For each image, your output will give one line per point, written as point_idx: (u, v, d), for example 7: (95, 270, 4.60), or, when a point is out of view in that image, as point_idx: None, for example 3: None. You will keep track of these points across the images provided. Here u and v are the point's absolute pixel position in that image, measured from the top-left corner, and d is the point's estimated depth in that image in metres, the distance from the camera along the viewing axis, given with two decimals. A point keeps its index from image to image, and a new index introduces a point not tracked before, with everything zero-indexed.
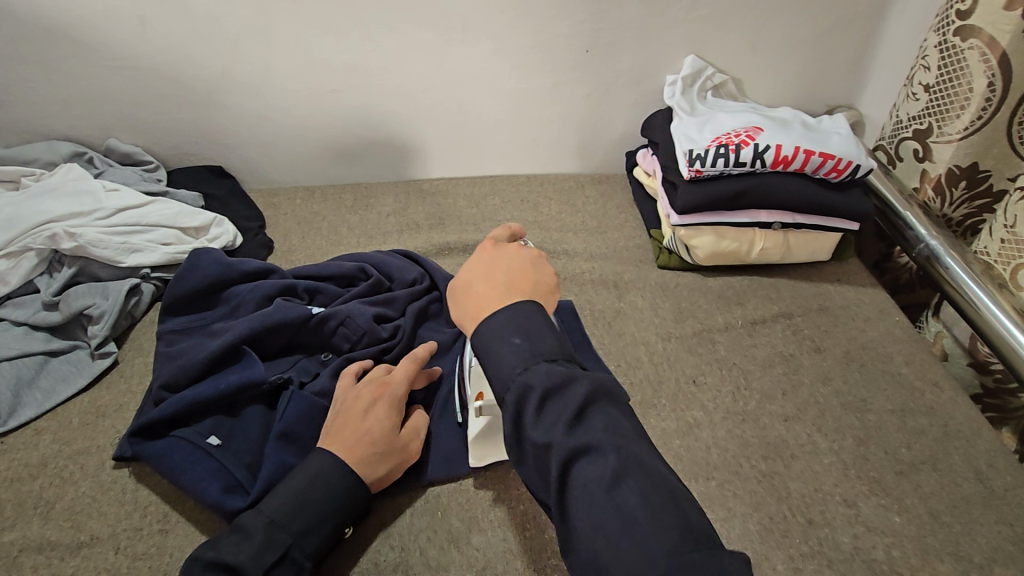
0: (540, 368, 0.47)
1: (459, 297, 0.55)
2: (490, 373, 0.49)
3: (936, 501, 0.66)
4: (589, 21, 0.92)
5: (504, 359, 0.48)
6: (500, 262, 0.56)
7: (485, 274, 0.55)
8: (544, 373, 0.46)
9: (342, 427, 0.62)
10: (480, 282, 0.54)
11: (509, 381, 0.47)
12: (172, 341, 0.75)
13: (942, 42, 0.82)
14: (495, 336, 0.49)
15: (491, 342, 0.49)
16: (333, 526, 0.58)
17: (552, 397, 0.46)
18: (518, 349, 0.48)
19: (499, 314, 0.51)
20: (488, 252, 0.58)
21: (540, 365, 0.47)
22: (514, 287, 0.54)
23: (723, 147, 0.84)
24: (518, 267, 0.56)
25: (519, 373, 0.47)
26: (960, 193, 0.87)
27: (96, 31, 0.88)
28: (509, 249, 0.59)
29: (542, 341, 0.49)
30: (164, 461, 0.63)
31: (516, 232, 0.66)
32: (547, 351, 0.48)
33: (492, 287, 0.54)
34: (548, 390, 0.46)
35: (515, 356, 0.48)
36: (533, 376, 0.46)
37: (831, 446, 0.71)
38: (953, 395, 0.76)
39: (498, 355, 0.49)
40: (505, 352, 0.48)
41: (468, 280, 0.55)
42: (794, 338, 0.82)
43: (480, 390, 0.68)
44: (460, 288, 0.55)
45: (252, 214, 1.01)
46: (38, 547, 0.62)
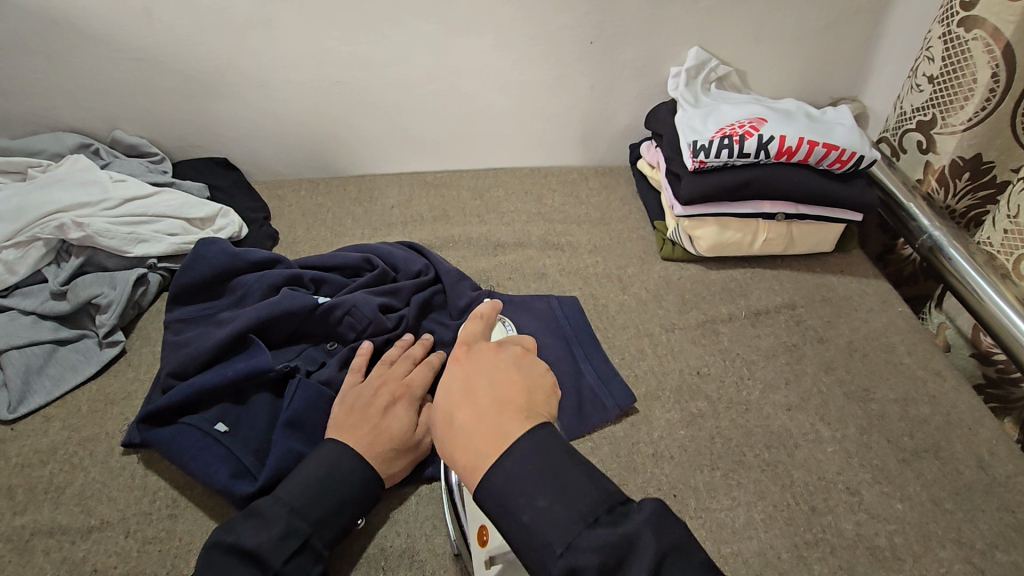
0: (585, 541, 0.42)
1: (447, 438, 0.49)
2: (515, 538, 0.45)
3: (938, 488, 0.67)
4: (593, 13, 0.92)
5: (538, 532, 0.44)
6: (480, 380, 0.51)
7: (468, 404, 0.50)
8: (592, 548, 0.42)
9: (360, 421, 0.63)
10: (468, 418, 0.49)
11: (550, 559, 0.43)
12: (180, 330, 0.76)
13: (946, 33, 0.82)
14: (515, 497, 0.45)
15: (511, 503, 0.45)
16: (348, 516, 0.59)
17: (614, 575, 0.41)
18: (545, 513, 0.44)
19: (509, 462, 0.46)
20: (463, 370, 0.53)
21: (584, 538, 0.43)
22: (508, 413, 0.49)
23: (727, 138, 0.84)
24: (503, 382, 0.51)
25: (562, 552, 0.43)
26: (963, 184, 0.87)
27: (101, 22, 0.88)
28: (487, 356, 0.53)
29: (568, 490, 0.45)
30: (173, 447, 0.64)
31: (487, 316, 0.64)
32: (580, 509, 0.44)
33: (482, 419, 0.48)
34: (603, 569, 0.41)
35: (547, 525, 0.44)
36: (578, 553, 0.42)
37: (834, 435, 0.71)
38: (956, 385, 0.76)
39: (527, 523, 0.44)
40: (534, 518, 0.44)
41: (449, 416, 0.50)
42: (797, 329, 0.82)
43: (482, 526, 0.59)
44: (443, 428, 0.50)
45: (257, 205, 1.01)
46: (50, 531, 0.63)
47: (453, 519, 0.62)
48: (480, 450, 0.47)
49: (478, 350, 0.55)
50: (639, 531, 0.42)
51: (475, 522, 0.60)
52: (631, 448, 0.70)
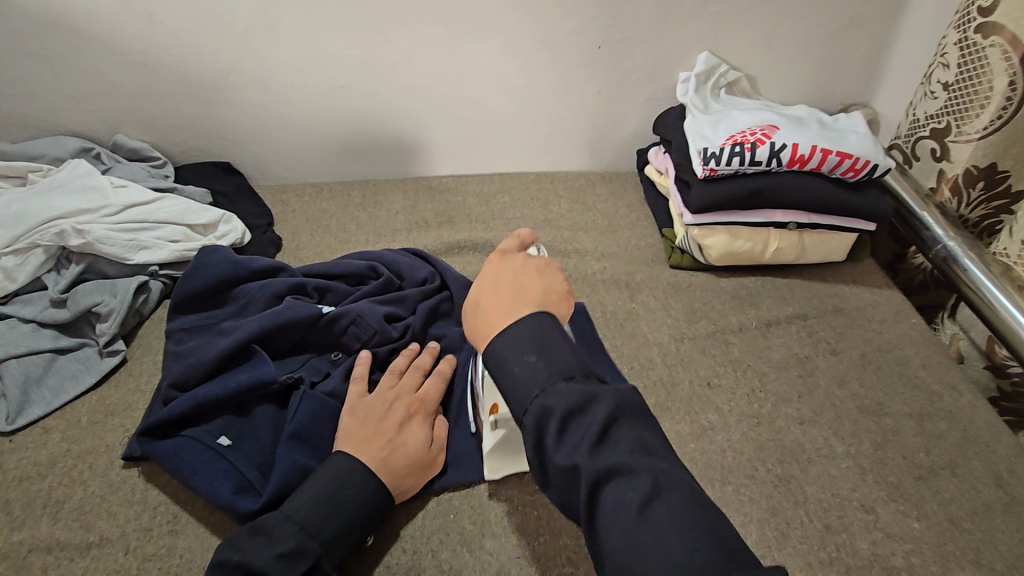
0: (560, 388, 0.46)
1: (469, 313, 0.55)
2: (505, 392, 0.49)
3: (956, 507, 0.65)
4: (602, 17, 0.90)
5: (522, 380, 0.47)
6: (505, 271, 0.57)
7: (490, 288, 0.55)
8: (565, 395, 0.46)
9: (374, 437, 0.62)
10: (488, 297, 0.54)
11: (528, 403, 0.47)
12: (182, 339, 0.74)
13: (963, 39, 0.80)
14: (509, 353, 0.49)
15: (504, 358, 0.49)
16: (355, 535, 0.57)
17: (574, 418, 0.45)
18: (533, 368, 0.48)
19: (508, 331, 0.50)
20: (494, 264, 0.59)
21: (561, 386, 0.46)
22: (521, 297, 0.53)
23: (739, 145, 0.82)
24: (524, 275, 0.56)
25: (538, 394, 0.46)
26: (977, 193, 0.86)
27: (102, 25, 0.87)
28: (515, 258, 0.59)
29: (558, 358, 0.48)
30: (174, 461, 0.63)
31: (525, 240, 0.66)
32: (565, 369, 0.48)
33: (498, 300, 0.54)
34: (569, 410, 0.45)
35: (533, 376, 0.47)
36: (551, 397, 0.46)
37: (849, 450, 0.70)
38: (972, 399, 0.75)
39: (515, 375, 0.48)
40: (522, 371, 0.48)
41: (474, 297, 0.56)
42: (809, 340, 0.81)
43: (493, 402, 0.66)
44: (468, 305, 0.56)
45: (261, 211, 1.00)
46: (47, 547, 0.62)
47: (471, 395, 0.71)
48: (491, 320, 0.52)
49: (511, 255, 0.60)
50: (605, 392, 0.46)
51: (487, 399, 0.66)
52: None
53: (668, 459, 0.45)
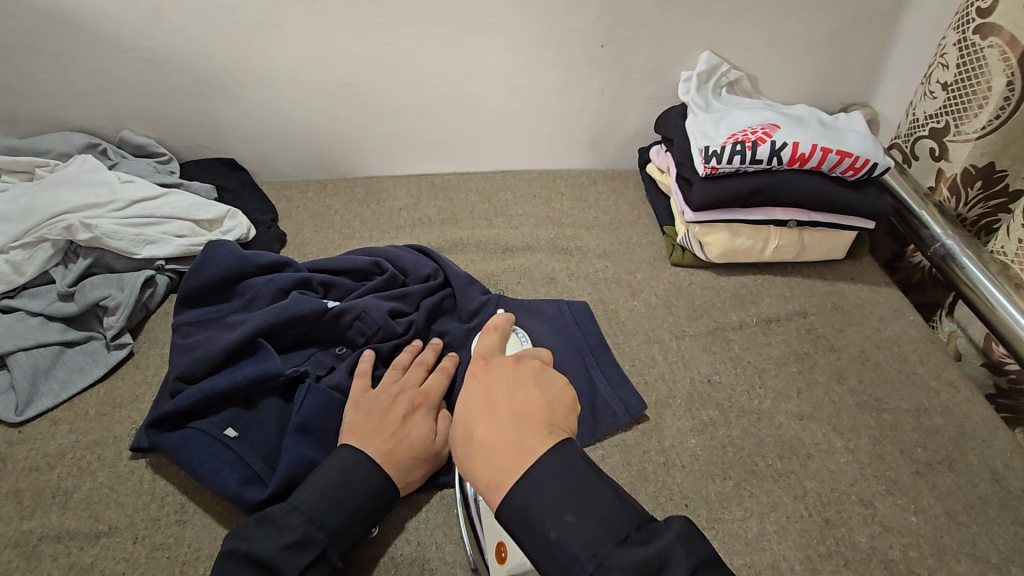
0: (614, 555, 0.43)
1: (467, 455, 0.51)
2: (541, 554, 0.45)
3: (953, 501, 0.66)
4: (605, 16, 0.91)
5: (563, 547, 0.44)
6: (499, 393, 0.53)
7: (490, 422, 0.51)
8: (622, 560, 0.43)
9: (378, 429, 0.63)
10: (490, 434, 0.50)
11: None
12: (188, 333, 0.75)
13: (961, 40, 0.81)
14: (538, 510, 0.46)
15: (532, 516, 0.46)
16: (361, 525, 0.58)
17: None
18: (572, 529, 0.45)
19: (531, 477, 0.47)
20: (484, 387, 0.54)
21: (614, 552, 0.43)
22: (528, 427, 0.50)
23: (740, 144, 0.83)
24: (523, 397, 0.53)
25: (590, 564, 0.43)
26: (975, 193, 0.87)
27: (110, 22, 0.88)
28: (504, 375, 0.55)
29: (594, 503, 0.46)
30: (181, 452, 0.64)
31: (500, 327, 0.69)
32: (612, 525, 0.45)
33: (503, 434, 0.50)
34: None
35: (574, 540, 0.44)
36: (611, 568, 0.43)
37: (847, 446, 0.71)
38: (969, 395, 0.76)
39: (552, 538, 0.45)
40: (560, 532, 0.45)
41: (468, 432, 0.51)
42: (809, 337, 0.82)
43: (499, 540, 0.60)
44: (465, 443, 0.51)
45: (265, 207, 1.01)
46: (57, 536, 0.63)
47: (468, 526, 0.62)
48: (501, 464, 0.48)
49: (495, 365, 0.57)
50: (669, 551, 0.43)
51: (492, 539, 0.60)
52: (642, 455, 0.69)
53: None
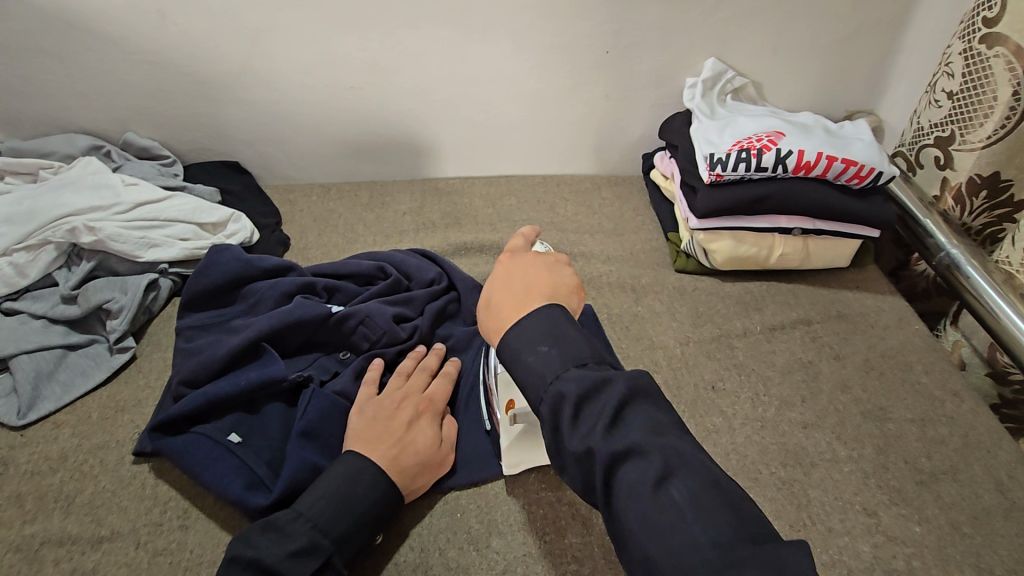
0: (573, 374, 0.45)
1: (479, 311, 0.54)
2: (518, 382, 0.48)
3: (957, 511, 0.66)
4: (610, 22, 0.91)
5: (536, 371, 0.46)
6: (514, 270, 0.55)
7: (500, 284, 0.53)
8: (577, 378, 0.45)
9: (383, 436, 0.63)
10: (498, 294, 0.53)
11: (542, 391, 0.45)
12: (191, 337, 0.75)
13: (966, 49, 0.81)
14: (522, 343, 0.48)
15: (516, 349, 0.48)
16: (366, 533, 0.58)
17: (587, 402, 0.44)
18: (545, 358, 0.46)
19: (521, 324, 0.49)
20: (506, 259, 0.57)
21: (573, 371, 0.45)
22: (533, 291, 0.52)
23: (745, 151, 0.83)
24: (535, 270, 0.55)
25: (552, 382, 0.45)
26: (980, 202, 0.86)
27: (116, 25, 0.87)
28: (524, 255, 0.57)
29: (569, 346, 0.47)
30: (185, 457, 0.63)
31: (529, 237, 0.64)
32: (578, 356, 0.46)
33: (511, 294, 0.52)
34: (582, 393, 0.44)
35: (547, 367, 0.46)
36: (564, 383, 0.45)
37: (851, 455, 0.71)
38: (973, 405, 0.75)
39: (528, 366, 0.47)
40: (535, 361, 0.47)
41: (484, 293, 0.54)
42: (813, 345, 0.82)
43: (509, 398, 0.67)
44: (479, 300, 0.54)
45: (269, 210, 1.01)
46: (59, 540, 0.62)
47: (484, 393, 0.71)
48: (502, 314, 0.51)
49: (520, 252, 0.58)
50: (617, 375, 0.45)
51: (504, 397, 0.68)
52: None
53: (679, 435, 0.44)
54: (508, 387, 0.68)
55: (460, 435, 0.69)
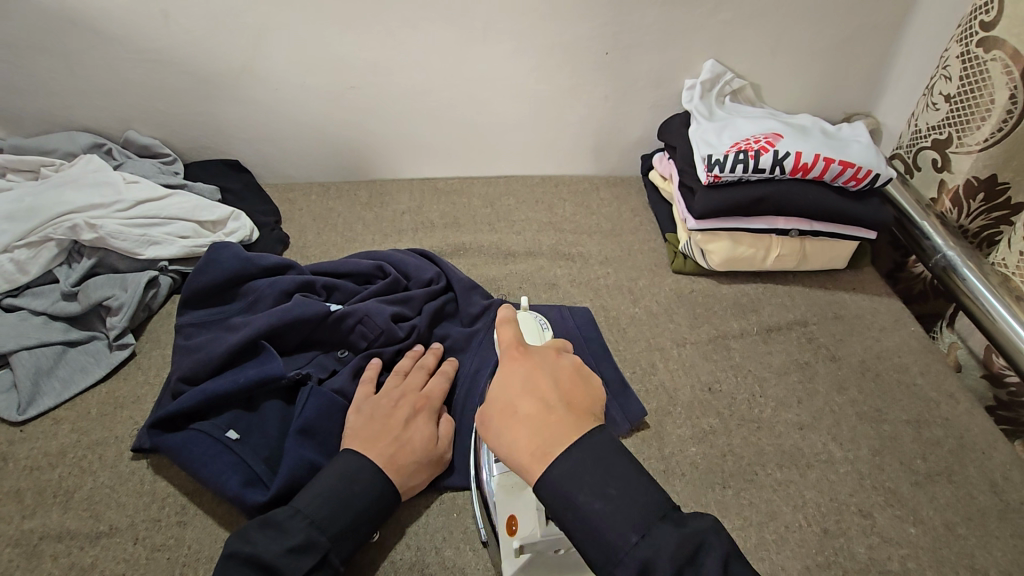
0: (659, 532, 0.44)
1: (507, 426, 0.49)
2: (582, 533, 0.46)
3: (952, 513, 0.66)
4: (610, 24, 0.91)
5: (605, 526, 0.45)
6: (545, 379, 0.52)
7: (533, 401, 0.50)
8: (665, 543, 0.44)
9: (379, 435, 0.63)
10: (532, 410, 0.49)
11: (623, 551, 0.44)
12: (191, 334, 0.75)
13: (964, 53, 0.81)
14: (580, 484, 0.46)
15: (570, 491, 0.46)
16: (362, 530, 0.58)
17: (685, 569, 0.43)
18: (615, 506, 0.45)
19: (574, 458, 0.47)
20: (520, 363, 0.53)
21: (658, 528, 0.45)
22: (572, 411, 0.50)
23: (743, 153, 0.83)
24: (562, 380, 0.52)
25: (636, 542, 0.44)
26: (977, 205, 0.87)
27: (118, 23, 0.88)
28: (547, 358, 0.54)
29: (640, 492, 0.46)
30: (183, 453, 0.64)
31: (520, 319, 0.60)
32: (653, 506, 0.46)
33: (550, 414, 0.49)
34: (678, 564, 0.43)
35: (622, 520, 0.45)
36: (652, 545, 0.44)
37: (846, 456, 0.71)
38: (969, 407, 0.76)
39: (591, 518, 0.45)
40: (600, 514, 0.45)
41: (514, 405, 0.50)
42: (809, 347, 0.82)
43: (510, 515, 0.60)
44: (502, 416, 0.50)
45: (269, 209, 1.02)
46: (58, 535, 0.63)
47: (482, 506, 0.63)
48: (545, 440, 0.48)
49: (537, 350, 0.55)
50: (710, 537, 0.45)
51: (504, 512, 0.60)
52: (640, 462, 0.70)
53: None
54: (510, 499, 0.61)
55: (457, 435, 0.69)
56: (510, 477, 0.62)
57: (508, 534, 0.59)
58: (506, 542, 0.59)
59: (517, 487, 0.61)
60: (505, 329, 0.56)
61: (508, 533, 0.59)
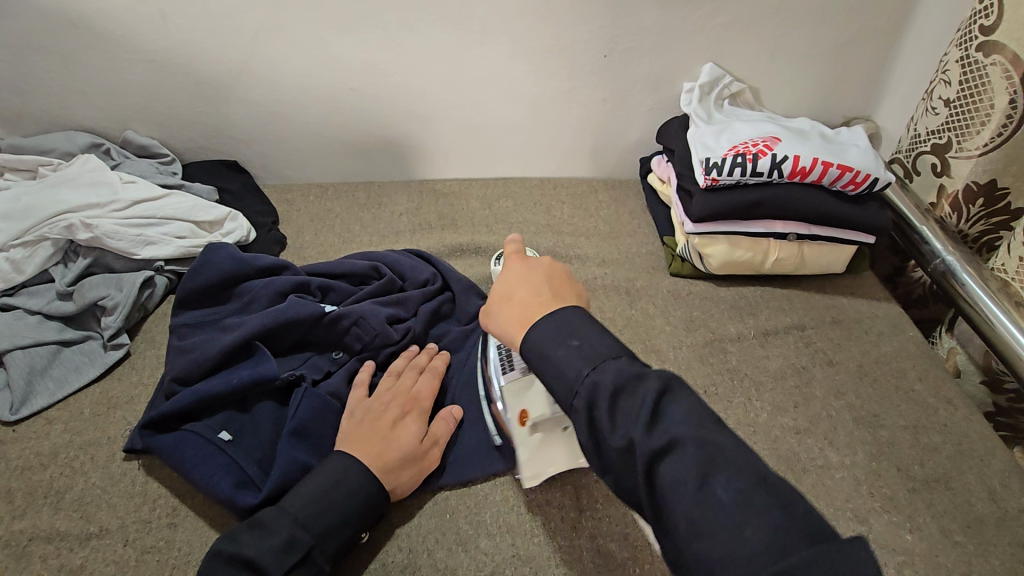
0: (607, 365, 0.45)
1: (499, 307, 0.54)
2: (547, 378, 0.47)
3: (949, 520, 0.66)
4: (608, 26, 0.91)
5: (566, 363, 0.46)
6: (536, 272, 0.55)
7: (521, 281, 0.54)
8: (613, 370, 0.45)
9: (368, 434, 0.63)
10: (520, 291, 0.53)
11: (576, 383, 0.45)
12: (185, 335, 0.75)
13: (964, 57, 0.81)
14: (552, 339, 0.48)
15: (544, 346, 0.48)
16: (352, 530, 0.58)
17: (623, 395, 0.44)
18: (576, 351, 0.46)
19: (551, 320, 0.49)
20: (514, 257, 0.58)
21: (607, 363, 0.45)
22: (559, 294, 0.53)
23: (741, 156, 0.83)
24: (549, 267, 0.56)
25: (587, 374, 0.45)
26: (977, 210, 0.86)
27: (116, 24, 0.88)
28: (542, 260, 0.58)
29: (599, 339, 0.47)
30: (174, 454, 0.63)
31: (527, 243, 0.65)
32: (609, 349, 0.47)
33: (537, 294, 0.52)
34: (618, 386, 0.44)
35: (580, 358, 0.46)
36: (600, 374, 0.45)
37: (843, 461, 0.70)
38: (967, 413, 0.75)
39: (557, 357, 0.47)
40: (564, 354, 0.47)
41: (507, 289, 0.54)
42: (807, 351, 0.82)
43: (521, 409, 0.64)
44: (497, 296, 0.55)
45: (266, 210, 1.02)
46: (48, 536, 0.62)
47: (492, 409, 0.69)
48: (531, 311, 0.51)
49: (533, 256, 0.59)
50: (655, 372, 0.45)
51: (514, 409, 0.65)
52: None
53: (728, 436, 0.43)
54: (519, 397, 0.65)
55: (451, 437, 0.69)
56: (516, 382, 0.66)
57: (520, 426, 0.64)
58: (519, 432, 0.65)
59: (524, 386, 0.66)
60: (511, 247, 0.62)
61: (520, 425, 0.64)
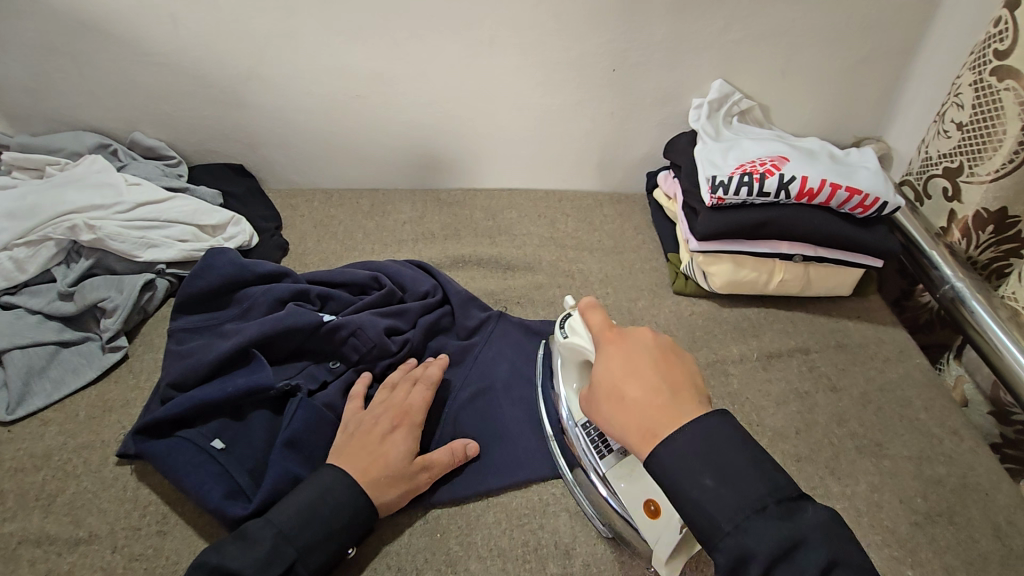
0: (755, 526, 0.42)
1: (613, 410, 0.51)
2: (684, 517, 0.45)
3: (951, 557, 0.64)
4: (619, 40, 0.91)
5: (705, 509, 0.44)
6: (642, 361, 0.52)
7: (631, 375, 0.51)
8: (766, 538, 0.41)
9: (356, 448, 0.62)
10: (633, 391, 0.50)
11: (718, 537, 0.43)
12: (182, 339, 0.75)
13: (977, 81, 0.79)
14: (682, 471, 0.45)
15: (677, 476, 0.45)
16: (337, 544, 0.57)
17: (780, 564, 0.41)
18: (711, 494, 0.44)
19: (679, 438, 0.46)
20: (618, 345, 0.54)
21: (754, 522, 0.42)
22: (675, 392, 0.50)
23: (747, 175, 0.82)
24: (661, 357, 0.53)
25: (730, 531, 0.43)
26: (987, 236, 0.85)
27: (129, 27, 0.88)
28: (640, 337, 0.54)
29: (739, 482, 0.44)
30: (166, 461, 0.63)
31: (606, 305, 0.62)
32: (755, 498, 0.43)
33: (651, 396, 0.49)
34: (774, 557, 0.41)
35: (719, 505, 0.43)
36: (747, 538, 0.42)
37: (844, 491, 0.69)
38: (974, 446, 0.73)
39: (694, 501, 0.44)
40: (701, 496, 0.44)
41: (616, 388, 0.51)
42: (810, 375, 0.80)
43: (646, 499, 0.60)
44: (608, 397, 0.52)
45: (270, 214, 1.02)
46: (37, 540, 0.62)
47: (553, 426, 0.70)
48: (654, 420, 0.48)
49: (629, 332, 0.56)
50: (809, 534, 0.42)
51: (636, 497, 0.60)
52: None
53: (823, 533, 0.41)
54: (636, 486, 0.61)
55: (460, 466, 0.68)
56: (622, 464, 0.63)
57: (649, 516, 0.59)
58: (649, 526, 0.58)
59: (634, 470, 0.62)
60: (593, 314, 0.59)
61: (649, 517, 0.59)
